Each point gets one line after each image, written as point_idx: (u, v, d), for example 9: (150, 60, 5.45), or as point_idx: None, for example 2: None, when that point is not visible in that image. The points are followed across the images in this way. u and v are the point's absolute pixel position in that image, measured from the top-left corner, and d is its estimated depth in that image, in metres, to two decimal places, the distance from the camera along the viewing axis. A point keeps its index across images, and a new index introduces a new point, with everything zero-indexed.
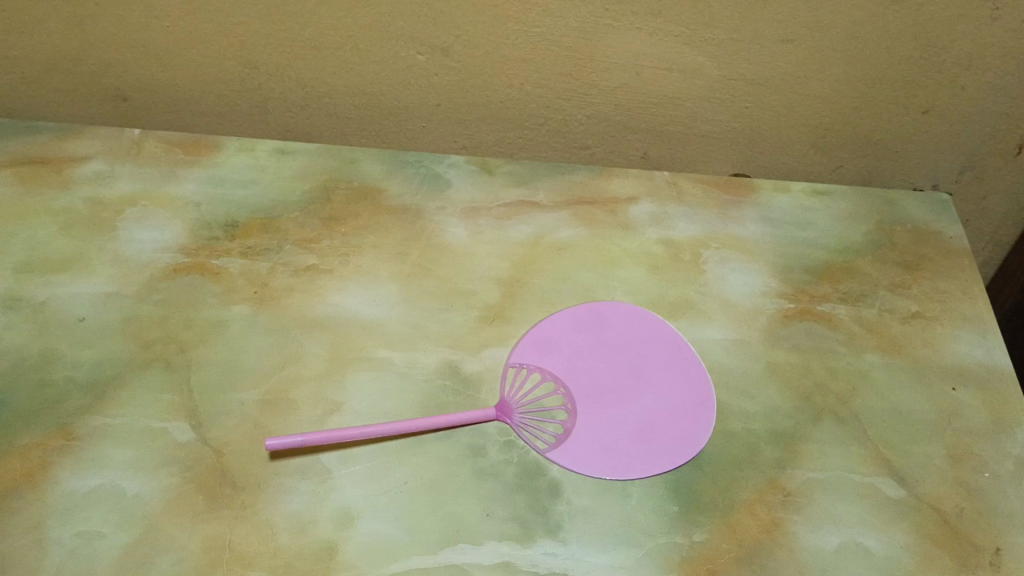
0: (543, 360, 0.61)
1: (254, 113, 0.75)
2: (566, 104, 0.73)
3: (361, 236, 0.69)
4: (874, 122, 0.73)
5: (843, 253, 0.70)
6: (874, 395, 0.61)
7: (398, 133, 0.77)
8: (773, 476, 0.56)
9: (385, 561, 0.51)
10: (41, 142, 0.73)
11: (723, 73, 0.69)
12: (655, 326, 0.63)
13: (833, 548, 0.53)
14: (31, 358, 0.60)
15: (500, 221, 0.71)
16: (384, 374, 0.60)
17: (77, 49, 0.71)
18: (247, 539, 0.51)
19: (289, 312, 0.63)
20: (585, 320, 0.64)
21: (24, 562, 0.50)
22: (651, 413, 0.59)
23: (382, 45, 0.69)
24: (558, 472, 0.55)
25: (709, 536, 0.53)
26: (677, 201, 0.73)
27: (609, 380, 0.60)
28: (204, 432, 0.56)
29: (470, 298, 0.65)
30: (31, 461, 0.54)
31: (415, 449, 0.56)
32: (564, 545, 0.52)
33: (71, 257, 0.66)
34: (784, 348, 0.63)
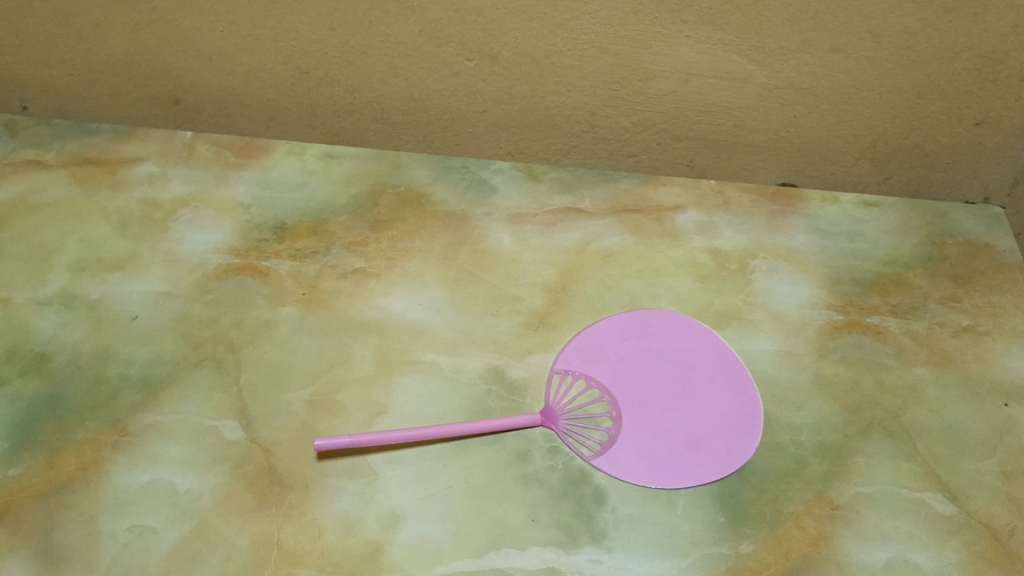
0: (589, 367, 0.61)
1: (301, 117, 0.75)
2: (611, 112, 0.71)
3: (408, 240, 0.70)
4: (928, 133, 0.71)
5: (891, 265, 0.70)
6: (924, 409, 0.60)
7: (443, 139, 0.76)
8: (821, 489, 0.55)
9: (430, 563, 0.51)
10: (97, 145, 0.76)
11: (774, 82, 0.67)
12: (702, 335, 0.63)
13: (881, 563, 0.52)
14: (86, 355, 0.61)
15: (546, 228, 0.71)
16: (430, 378, 0.60)
17: (133, 54, 0.71)
18: (295, 538, 0.52)
19: (337, 315, 0.64)
20: (632, 328, 0.63)
21: (78, 556, 0.51)
22: (697, 422, 0.58)
23: (430, 51, 0.68)
24: (603, 479, 0.55)
25: (755, 548, 0.52)
26: (723, 209, 0.74)
27: (655, 388, 0.60)
28: (253, 432, 0.57)
29: (516, 303, 0.65)
30: (86, 456, 0.55)
31: (460, 454, 0.56)
32: (609, 553, 0.52)
33: (125, 257, 0.67)
34: (832, 360, 0.63)
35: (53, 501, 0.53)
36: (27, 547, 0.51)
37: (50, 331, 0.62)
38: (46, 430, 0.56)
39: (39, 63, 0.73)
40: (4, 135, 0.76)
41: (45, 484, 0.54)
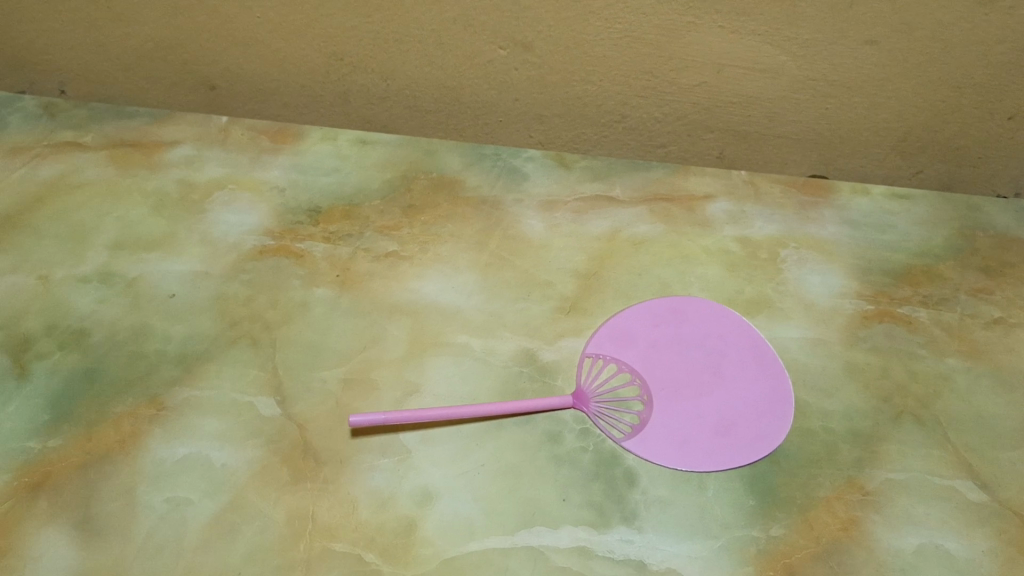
0: (620, 352, 0.61)
1: (335, 104, 0.76)
2: (643, 102, 0.72)
3: (441, 225, 0.70)
4: (959, 127, 0.71)
5: (923, 257, 0.70)
6: (955, 399, 0.60)
7: (474, 128, 0.76)
8: (852, 475, 0.55)
9: (463, 539, 0.51)
10: (135, 127, 0.77)
11: (805, 73, 0.68)
12: (733, 323, 0.63)
13: (912, 548, 0.52)
14: (124, 331, 0.62)
15: (577, 216, 0.72)
16: (463, 359, 0.61)
17: (171, 39, 0.72)
18: (330, 512, 0.52)
19: (371, 296, 0.65)
20: (663, 315, 0.64)
21: (117, 524, 0.51)
22: (728, 407, 0.58)
23: (464, 39, 0.68)
24: (633, 461, 0.56)
25: (786, 531, 0.52)
26: (754, 200, 0.74)
27: (686, 373, 0.60)
28: (288, 408, 0.57)
29: (547, 288, 0.66)
30: (124, 429, 0.56)
31: (492, 434, 0.57)
32: (640, 533, 0.52)
33: (161, 237, 0.68)
34: (863, 349, 0.63)
35: (92, 471, 0.54)
36: (67, 515, 0.52)
37: (88, 307, 0.63)
38: (85, 403, 0.57)
39: (79, 47, 0.74)
40: (42, 118, 0.77)
41: (84, 455, 0.54)
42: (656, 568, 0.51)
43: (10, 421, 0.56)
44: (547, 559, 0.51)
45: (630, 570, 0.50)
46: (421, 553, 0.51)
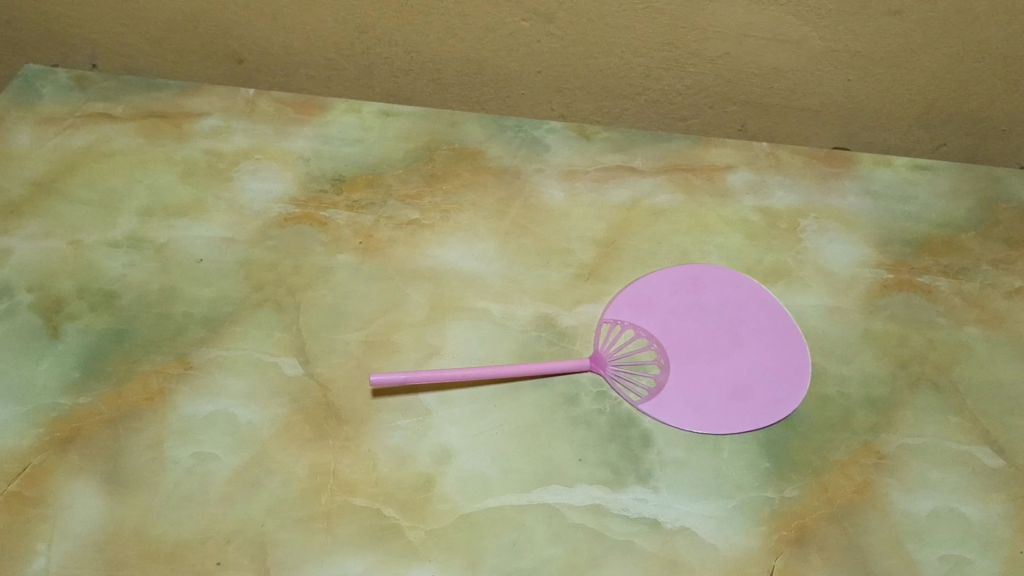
0: (639, 317, 0.62)
1: (361, 77, 0.78)
2: (664, 74, 0.73)
3: (462, 194, 0.71)
4: (983, 98, 0.71)
5: (945, 227, 0.70)
6: (974, 367, 0.60)
7: (498, 101, 0.78)
8: (867, 439, 0.56)
9: (480, 495, 0.52)
10: (164, 98, 0.78)
11: (828, 44, 0.68)
12: (752, 291, 0.64)
13: (927, 511, 0.53)
14: (152, 294, 0.63)
15: (598, 185, 0.72)
16: (482, 323, 0.62)
17: (200, 12, 0.74)
18: (351, 468, 0.54)
19: (392, 262, 0.66)
20: (682, 282, 0.64)
21: (145, 476, 0.53)
22: (746, 372, 0.59)
23: (488, 11, 0.69)
24: (649, 424, 0.56)
25: (800, 493, 0.53)
26: (775, 170, 0.74)
27: (704, 339, 0.60)
28: (311, 368, 0.59)
29: (566, 256, 0.66)
30: (152, 387, 0.57)
31: (510, 395, 0.57)
32: (654, 492, 0.53)
33: (190, 204, 0.70)
34: (881, 317, 0.63)
35: (121, 426, 0.55)
36: (97, 467, 0.53)
37: (119, 271, 0.65)
38: (114, 361, 0.59)
39: (110, 20, 0.76)
40: (75, 89, 0.78)
41: (113, 411, 0.56)
42: (670, 526, 0.51)
43: (43, 378, 0.58)
44: (562, 516, 0.51)
45: (644, 528, 0.51)
46: (439, 508, 0.52)
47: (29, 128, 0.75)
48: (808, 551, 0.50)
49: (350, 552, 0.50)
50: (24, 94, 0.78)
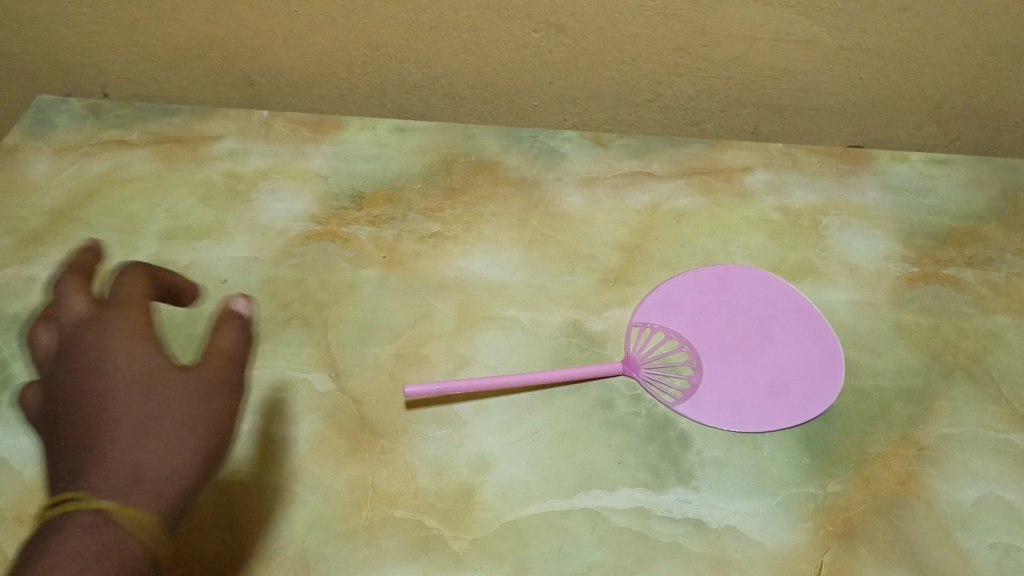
0: (668, 319, 0.62)
1: (374, 94, 0.78)
2: (676, 79, 0.73)
3: (483, 205, 0.71)
4: (996, 91, 0.72)
5: (966, 218, 0.70)
6: (1006, 355, 0.60)
7: (511, 112, 0.78)
8: (907, 431, 0.55)
9: (522, 502, 0.52)
10: (179, 123, 0.78)
11: (838, 43, 0.69)
12: (779, 290, 0.64)
13: (972, 501, 0.52)
14: (179, 315, 0.63)
15: (617, 191, 0.72)
16: (512, 332, 0.62)
17: (211, 37, 0.75)
18: (390, 480, 0.53)
19: (417, 275, 0.66)
20: (709, 283, 0.65)
21: None
22: (780, 371, 0.59)
23: (500, 24, 0.70)
24: (686, 424, 0.56)
25: (844, 487, 0.53)
26: (793, 169, 0.74)
27: (735, 338, 0.60)
28: (343, 382, 0.58)
29: (591, 262, 0.66)
30: None
31: (545, 401, 0.57)
32: (697, 493, 0.52)
33: (211, 226, 0.70)
34: (910, 310, 0.63)
35: None
36: None
37: None
38: None
39: (123, 48, 0.77)
40: (89, 118, 0.78)
41: None
42: (715, 525, 0.51)
43: None
44: (605, 520, 0.51)
45: (689, 528, 0.51)
46: (481, 517, 0.51)
47: (46, 159, 0.75)
48: (857, 545, 0.50)
49: (395, 564, 0.49)
50: (39, 125, 0.78)
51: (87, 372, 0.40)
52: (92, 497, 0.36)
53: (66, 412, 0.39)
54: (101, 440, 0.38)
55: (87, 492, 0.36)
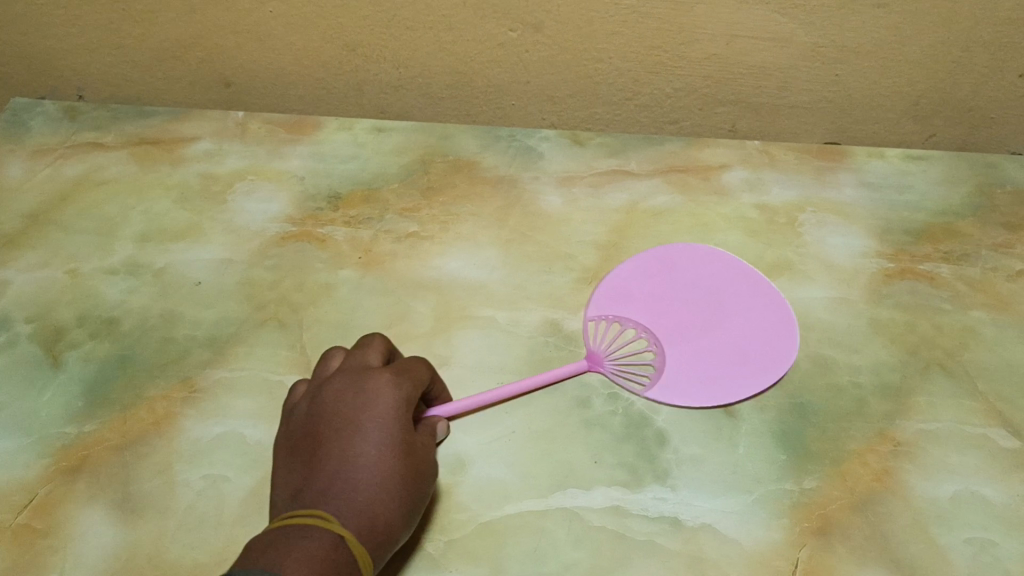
0: (621, 309, 0.62)
1: (351, 95, 0.78)
2: (653, 78, 0.73)
3: (460, 205, 0.71)
4: (972, 88, 0.72)
5: (942, 214, 0.70)
6: (983, 350, 0.60)
7: (489, 111, 0.78)
8: (883, 427, 0.55)
9: (499, 502, 0.52)
10: (154, 125, 0.78)
11: (814, 40, 0.69)
12: (721, 263, 0.66)
13: (948, 496, 0.52)
14: (153, 318, 0.63)
15: (595, 189, 0.72)
16: (489, 331, 0.61)
17: (186, 37, 0.74)
18: None
19: (394, 275, 0.65)
20: (652, 266, 0.66)
21: (156, 501, 0.52)
22: (738, 340, 0.61)
23: (475, 23, 0.70)
24: (663, 422, 0.56)
25: (820, 484, 0.53)
26: (770, 167, 0.74)
27: (688, 317, 0.62)
28: None
29: (569, 261, 0.66)
30: (158, 411, 0.57)
31: (522, 401, 0.57)
32: (673, 491, 0.52)
33: (186, 227, 0.69)
34: (887, 306, 0.63)
35: (129, 452, 0.54)
36: (107, 495, 0.52)
37: (118, 297, 0.64)
38: (118, 387, 0.58)
39: (97, 50, 0.76)
40: (64, 120, 0.78)
41: (120, 437, 0.55)
42: (691, 523, 0.51)
43: (45, 408, 0.57)
44: (582, 519, 0.51)
45: (665, 526, 0.51)
46: (457, 518, 0.51)
47: (21, 161, 0.74)
48: (833, 541, 0.50)
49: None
50: (14, 128, 0.77)
51: (369, 418, 0.49)
52: (336, 522, 0.44)
53: (348, 444, 0.48)
54: (390, 484, 0.46)
55: (336, 517, 0.44)
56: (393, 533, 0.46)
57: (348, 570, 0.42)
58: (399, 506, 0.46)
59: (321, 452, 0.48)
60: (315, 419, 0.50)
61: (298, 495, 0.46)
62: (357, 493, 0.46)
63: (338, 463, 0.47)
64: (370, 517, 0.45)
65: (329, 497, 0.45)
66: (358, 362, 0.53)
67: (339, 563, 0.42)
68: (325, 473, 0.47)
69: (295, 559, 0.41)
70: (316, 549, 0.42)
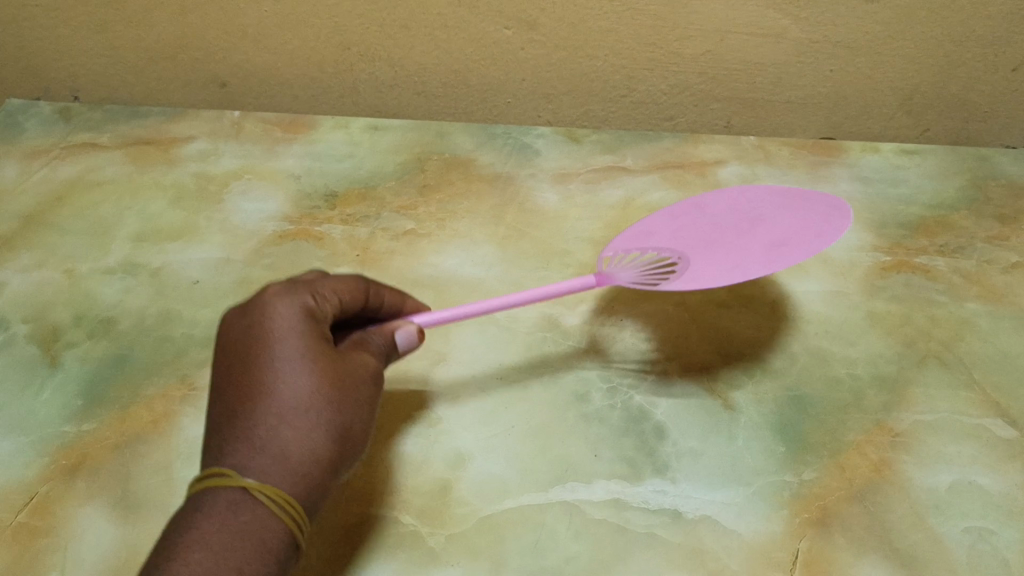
0: (647, 241, 0.59)
1: (346, 94, 0.78)
2: (648, 75, 0.73)
3: (457, 202, 0.71)
4: (964, 82, 0.72)
5: (936, 208, 0.70)
6: (978, 341, 0.61)
7: (484, 110, 0.78)
8: (880, 418, 0.56)
9: (499, 497, 0.52)
10: (149, 126, 0.78)
11: (807, 36, 0.69)
12: (755, 195, 0.61)
13: (946, 486, 0.52)
14: (150, 318, 0.62)
15: (590, 186, 0.72)
16: (487, 328, 0.62)
17: (181, 38, 0.74)
18: (365, 478, 0.53)
19: (391, 273, 0.65)
20: (682, 207, 0.62)
21: (155, 500, 0.51)
22: (775, 246, 0.57)
23: (470, 21, 0.70)
24: (662, 416, 0.56)
25: (819, 475, 0.53)
26: (764, 162, 0.74)
27: (720, 236, 0.59)
28: None
29: (566, 257, 0.66)
30: (156, 410, 0.56)
31: (520, 396, 0.57)
32: (673, 483, 0.52)
33: (182, 227, 0.69)
34: (883, 299, 0.63)
35: (128, 451, 0.54)
36: (106, 494, 0.52)
37: (115, 297, 0.64)
38: (117, 386, 0.58)
39: (92, 51, 0.76)
40: (59, 122, 0.78)
41: (119, 436, 0.55)
42: (692, 516, 0.51)
43: (43, 409, 0.57)
44: (582, 512, 0.51)
45: (665, 519, 0.51)
46: (457, 513, 0.51)
47: (16, 162, 0.74)
48: (832, 532, 0.50)
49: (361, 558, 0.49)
50: (9, 130, 0.78)
51: (270, 349, 0.44)
52: (241, 476, 0.40)
53: (250, 376, 0.43)
54: (300, 416, 0.42)
55: (239, 470, 0.40)
56: (313, 472, 0.41)
57: (260, 533, 0.39)
58: (315, 443, 0.42)
59: (225, 395, 0.43)
60: (219, 352, 0.46)
61: (206, 442, 0.42)
62: (263, 435, 0.41)
63: (242, 401, 0.43)
64: (281, 460, 0.41)
65: (232, 446, 0.41)
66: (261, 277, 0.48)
67: (248, 527, 0.39)
68: (229, 415, 0.42)
69: (194, 543, 0.38)
70: (215, 522, 0.39)
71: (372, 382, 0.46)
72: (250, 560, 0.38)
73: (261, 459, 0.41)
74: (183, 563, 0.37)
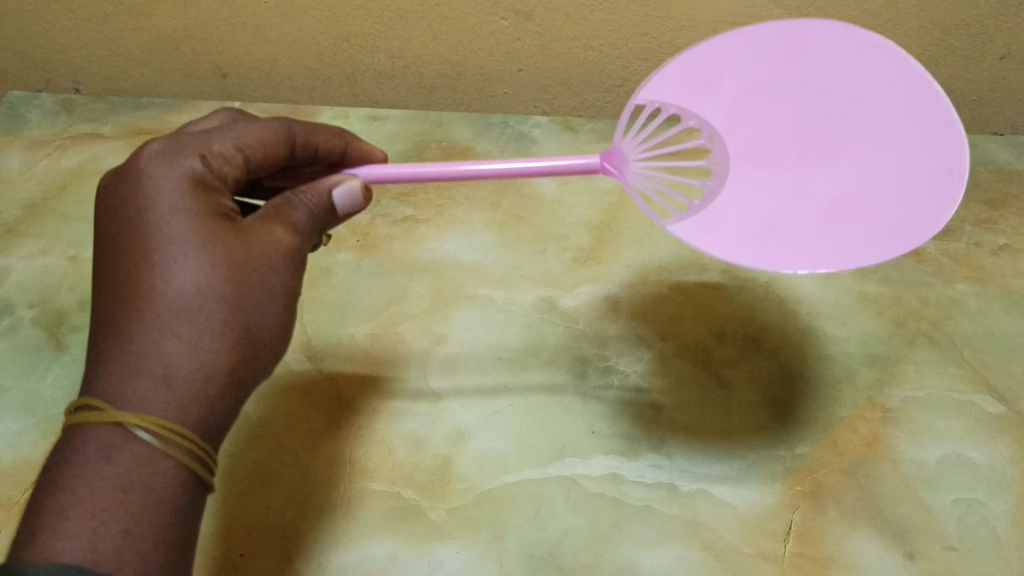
0: (699, 102, 0.51)
1: (345, 84, 0.79)
2: (644, 64, 0.74)
3: (455, 189, 0.72)
4: (953, 70, 0.74)
5: None
6: (968, 320, 0.62)
7: (481, 100, 0.80)
8: (872, 395, 0.57)
9: (499, 472, 0.53)
10: (151, 116, 0.80)
11: None
12: (873, 74, 0.49)
13: (936, 459, 0.53)
14: None
15: (587, 173, 0.74)
16: (486, 310, 0.63)
17: (181, 30, 0.75)
18: (367, 455, 0.54)
19: (391, 257, 0.66)
20: (777, 48, 0.50)
21: None
22: (846, 181, 0.49)
23: (468, 12, 0.71)
24: (658, 394, 0.57)
25: (812, 449, 0.54)
26: None
27: (787, 132, 0.51)
28: (318, 362, 0.59)
29: (563, 241, 0.68)
30: None
31: (519, 376, 0.58)
32: (669, 458, 0.54)
33: None
34: (874, 281, 0.65)
35: None
36: None
37: None
38: None
39: (93, 43, 0.77)
40: (60, 113, 0.80)
41: None
42: (687, 489, 0.52)
43: (49, 390, 0.57)
44: (580, 487, 0.52)
45: (662, 492, 0.52)
46: (458, 487, 0.52)
47: (20, 153, 0.76)
48: (825, 504, 0.51)
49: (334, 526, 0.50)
50: (11, 120, 0.79)
51: (153, 249, 0.40)
52: (117, 407, 0.37)
53: (129, 278, 0.40)
54: (183, 325, 0.39)
55: (114, 401, 0.37)
56: (204, 390, 0.39)
57: (142, 477, 0.36)
58: (207, 357, 0.39)
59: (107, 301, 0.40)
60: (99, 247, 0.42)
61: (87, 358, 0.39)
62: (141, 349, 0.38)
63: (123, 310, 0.39)
64: (162, 379, 0.38)
65: (109, 369, 0.38)
66: (147, 143, 0.44)
67: (127, 474, 0.36)
68: (109, 325, 0.39)
69: (67, 502, 0.35)
70: (88, 472, 0.36)
71: (282, 265, 0.42)
72: (134, 515, 0.35)
73: (140, 383, 0.37)
74: (53, 528, 0.34)
